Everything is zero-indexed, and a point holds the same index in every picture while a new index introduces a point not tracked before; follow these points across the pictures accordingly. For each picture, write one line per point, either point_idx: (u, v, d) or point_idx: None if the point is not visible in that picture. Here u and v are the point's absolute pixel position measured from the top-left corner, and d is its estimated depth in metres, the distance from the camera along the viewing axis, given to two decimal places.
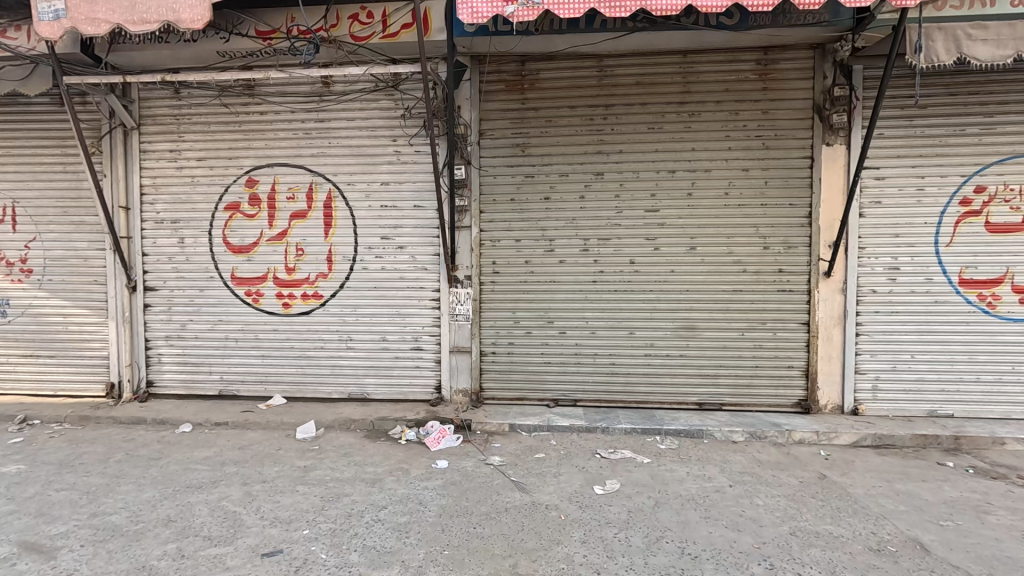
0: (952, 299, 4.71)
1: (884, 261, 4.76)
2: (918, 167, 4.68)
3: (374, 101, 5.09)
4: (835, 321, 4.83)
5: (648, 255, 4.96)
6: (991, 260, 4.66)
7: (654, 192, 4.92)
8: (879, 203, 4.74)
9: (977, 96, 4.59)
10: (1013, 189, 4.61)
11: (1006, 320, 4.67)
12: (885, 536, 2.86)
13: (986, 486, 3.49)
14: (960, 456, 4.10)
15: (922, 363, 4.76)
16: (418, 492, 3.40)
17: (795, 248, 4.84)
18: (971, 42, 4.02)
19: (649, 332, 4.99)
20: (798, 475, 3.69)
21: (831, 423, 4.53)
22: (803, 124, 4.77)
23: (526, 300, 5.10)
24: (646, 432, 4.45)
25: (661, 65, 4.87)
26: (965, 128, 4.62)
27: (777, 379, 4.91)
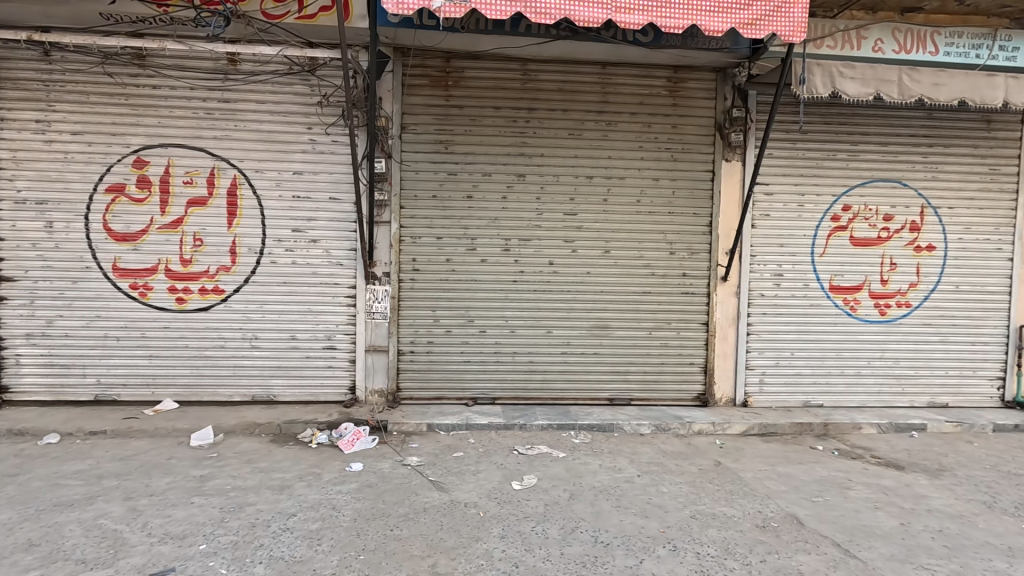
0: (824, 303, 5.36)
1: (771, 268, 5.31)
2: (799, 185, 5.28)
3: (287, 84, 4.79)
4: (730, 321, 5.31)
5: (566, 256, 5.13)
6: (854, 269, 5.38)
7: (573, 196, 5.10)
8: (768, 216, 5.28)
9: (846, 126, 5.27)
10: (872, 209, 5.35)
11: (864, 321, 5.40)
12: (769, 513, 3.20)
13: (848, 466, 4.02)
14: (828, 440, 4.68)
15: (799, 359, 5.37)
16: (331, 497, 3.25)
17: (698, 255, 5.25)
18: (843, 79, 4.61)
19: (566, 331, 5.17)
20: (697, 463, 4.01)
21: (725, 415, 4.98)
22: (705, 140, 5.20)
23: (446, 298, 5.06)
24: (561, 428, 4.61)
25: (582, 75, 5.06)
26: (836, 154, 5.28)
27: (680, 375, 5.29)
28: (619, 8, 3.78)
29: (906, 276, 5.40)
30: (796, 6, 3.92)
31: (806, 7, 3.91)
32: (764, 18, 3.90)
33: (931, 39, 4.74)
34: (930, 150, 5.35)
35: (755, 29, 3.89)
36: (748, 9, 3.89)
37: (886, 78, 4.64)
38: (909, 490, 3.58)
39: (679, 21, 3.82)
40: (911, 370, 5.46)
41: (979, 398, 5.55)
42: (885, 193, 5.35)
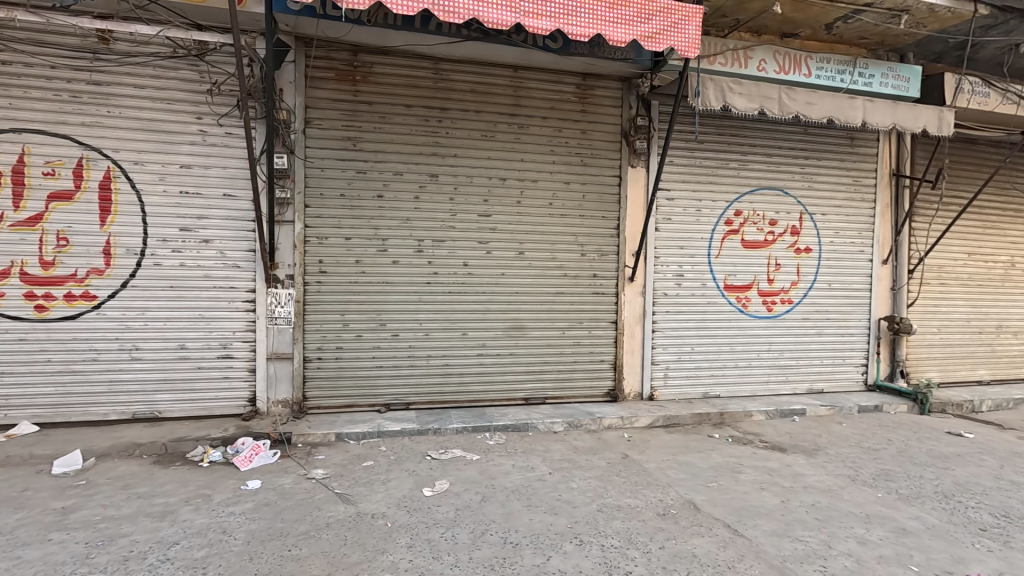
0: (719, 300, 5.79)
1: (672, 269, 5.65)
2: (697, 191, 5.66)
3: (172, 69, 4.36)
4: (637, 319, 5.57)
5: (480, 258, 5.12)
6: (744, 270, 5.85)
7: (487, 197, 5.10)
8: (669, 220, 5.61)
9: (736, 138, 5.73)
10: (759, 214, 5.85)
11: (754, 317, 5.90)
12: (669, 501, 3.38)
13: (739, 451, 4.36)
14: (723, 428, 5.06)
15: (699, 354, 5.75)
16: (222, 520, 2.99)
17: (607, 256, 5.46)
18: (732, 94, 4.92)
19: (481, 332, 5.15)
20: (606, 457, 4.16)
21: (633, 409, 5.22)
22: (613, 147, 5.42)
23: (356, 301, 4.85)
24: (476, 430, 4.59)
25: (494, 77, 5.07)
26: (728, 163, 5.72)
27: (592, 372, 5.47)
28: (527, 13, 3.83)
29: (788, 275, 5.97)
30: (690, 24, 4.19)
31: (700, 25, 4.19)
32: (663, 32, 4.13)
33: (805, 62, 5.31)
34: (805, 163, 5.96)
35: (654, 42, 4.11)
36: (648, 23, 4.10)
37: (769, 95, 5.00)
38: (789, 470, 3.94)
39: (585, 29, 3.94)
40: (793, 360, 6.04)
41: (848, 382, 6.26)
42: (770, 200, 5.87)
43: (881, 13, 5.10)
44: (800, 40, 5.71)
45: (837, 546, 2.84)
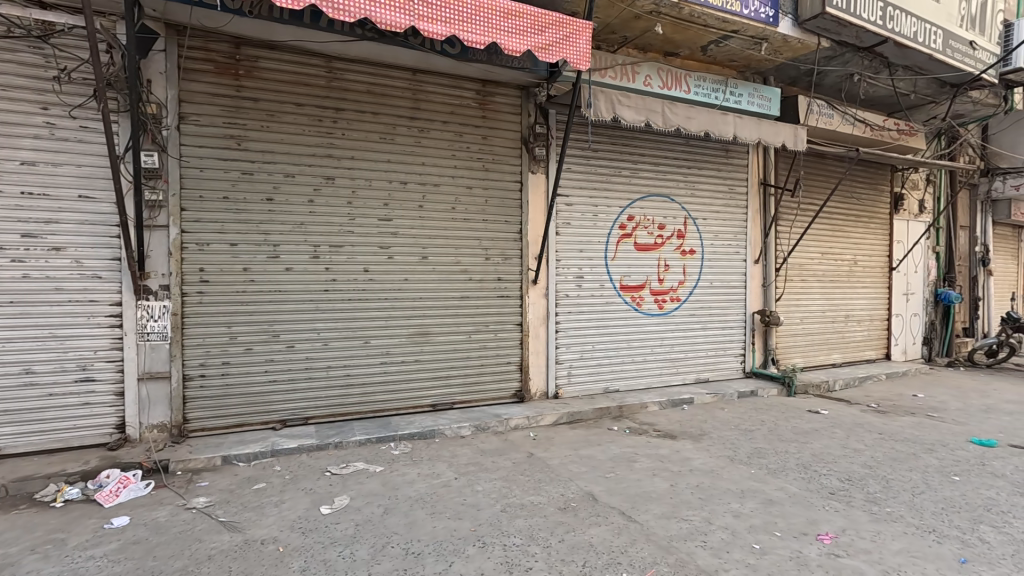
0: (617, 300, 6.13)
1: (573, 271, 5.89)
2: (593, 197, 5.96)
3: (8, 51, 3.78)
4: (540, 321, 5.73)
5: (382, 263, 4.98)
6: (638, 271, 6.25)
7: (387, 201, 4.98)
8: (569, 224, 5.84)
9: (627, 147, 6.12)
10: (650, 219, 6.29)
11: (647, 314, 6.32)
12: (570, 495, 3.51)
13: (635, 441, 4.64)
14: (622, 420, 5.36)
15: (599, 351, 6.04)
16: (78, 566, 2.63)
17: (510, 259, 5.56)
18: (621, 106, 5.26)
19: (384, 340, 5.01)
20: (512, 457, 4.24)
21: (539, 408, 5.36)
22: (513, 153, 5.55)
23: (245, 312, 4.51)
24: (380, 441, 4.45)
25: (391, 79, 4.97)
26: (620, 171, 6.09)
27: (499, 374, 5.53)
28: (422, 16, 3.80)
29: (676, 274, 6.47)
30: (581, 38, 4.40)
31: (590, 39, 4.42)
32: (556, 44, 4.31)
33: (684, 80, 5.80)
34: (688, 171, 6.51)
35: (548, 53, 4.27)
36: (541, 34, 4.25)
37: (653, 108, 5.40)
38: (678, 455, 4.27)
39: (480, 37, 4.00)
40: (683, 353, 6.55)
41: (730, 371, 6.91)
42: (658, 206, 6.33)
43: (746, 39, 5.71)
44: (680, 59, 6.23)
45: (715, 521, 3.12)
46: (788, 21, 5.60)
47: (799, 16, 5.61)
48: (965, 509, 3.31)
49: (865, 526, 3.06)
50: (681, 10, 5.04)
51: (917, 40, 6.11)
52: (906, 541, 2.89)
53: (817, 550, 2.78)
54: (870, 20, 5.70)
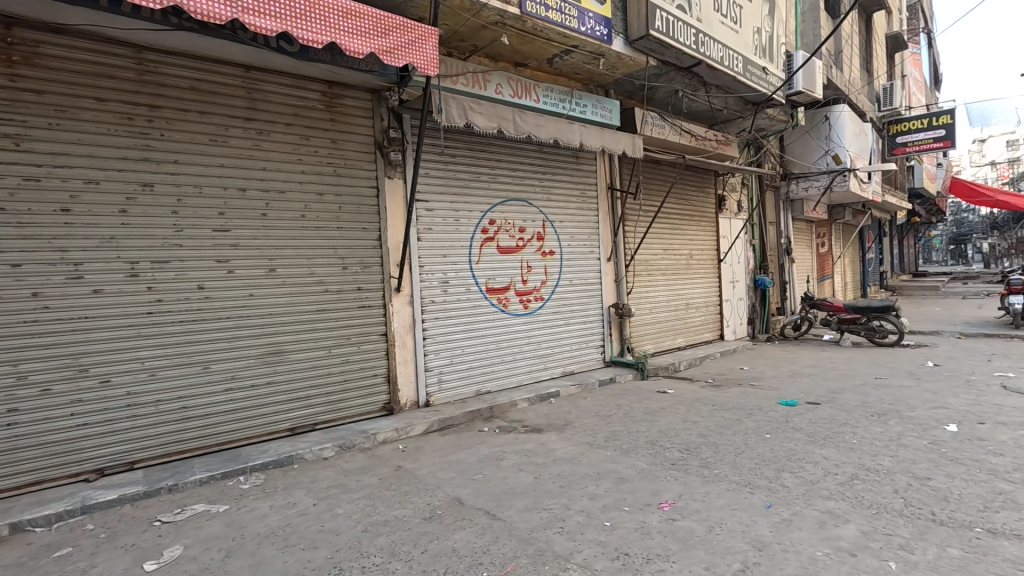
0: (483, 303, 6.23)
1: (438, 276, 5.85)
2: (453, 202, 5.99)
3: None
4: (407, 329, 5.60)
5: (220, 279, 4.48)
6: (502, 273, 6.42)
7: (223, 210, 4.50)
8: (430, 229, 5.80)
9: (483, 153, 6.26)
10: (510, 223, 6.50)
11: (513, 315, 6.52)
12: (436, 503, 3.46)
13: (505, 439, 4.75)
14: (493, 420, 5.46)
15: (469, 354, 6.09)
16: None
17: (370, 268, 5.35)
18: (472, 113, 5.36)
19: (228, 364, 4.51)
20: (379, 473, 4.07)
21: (409, 418, 5.23)
22: (367, 158, 5.36)
23: (39, 346, 3.75)
24: (227, 476, 4.00)
25: (221, 75, 4.51)
26: (479, 176, 6.21)
27: (365, 388, 5.29)
28: (247, 9, 3.49)
29: (538, 274, 6.76)
30: (427, 43, 4.39)
31: (437, 46, 4.44)
32: (401, 47, 4.24)
33: (534, 89, 6.09)
34: (543, 176, 6.86)
35: (393, 56, 4.19)
36: (385, 37, 4.16)
37: (504, 115, 5.58)
38: (543, 447, 4.45)
39: (317, 35, 3.79)
40: (549, 349, 6.88)
41: (592, 362, 7.41)
42: (517, 210, 6.57)
43: (586, 54, 6.17)
44: (530, 70, 6.53)
45: (573, 506, 3.30)
46: (620, 40, 6.17)
47: (629, 36, 6.20)
48: (773, 461, 3.90)
49: (697, 489, 3.45)
50: (524, 23, 5.26)
51: (723, 63, 7.12)
52: (728, 496, 3.32)
53: (657, 518, 3.07)
54: (686, 44, 6.51)
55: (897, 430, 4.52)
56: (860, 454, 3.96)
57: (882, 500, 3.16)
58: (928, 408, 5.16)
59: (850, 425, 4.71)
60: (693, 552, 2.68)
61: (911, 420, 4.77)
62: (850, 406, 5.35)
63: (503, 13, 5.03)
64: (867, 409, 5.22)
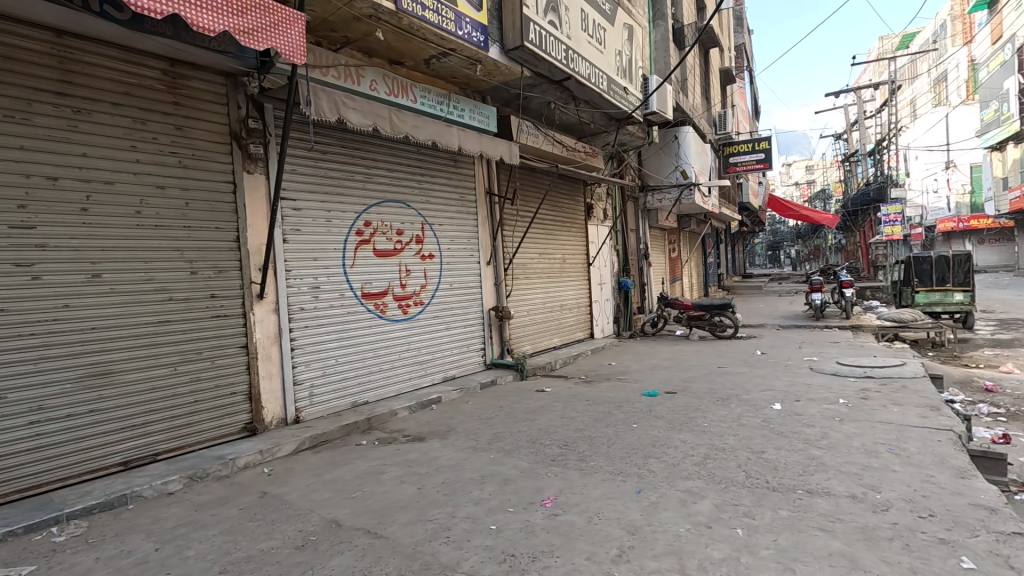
0: (359, 309, 5.91)
1: (308, 281, 5.41)
2: (324, 202, 5.59)
3: None
4: (271, 339, 5.07)
5: (23, 287, 3.65)
6: (379, 277, 6.15)
7: (26, 202, 3.67)
8: (298, 230, 5.34)
9: (356, 151, 5.94)
10: (387, 225, 6.25)
11: (392, 320, 6.28)
12: (309, 529, 3.16)
13: (384, 451, 4.53)
14: (371, 432, 5.18)
15: (343, 364, 5.72)
16: None
17: (225, 273, 4.75)
18: (345, 108, 5.06)
19: (34, 391, 3.68)
20: (239, 503, 3.62)
21: (275, 437, 4.74)
22: (221, 149, 4.78)
23: None
24: (32, 530, 3.24)
25: (22, 38, 3.67)
26: (352, 176, 5.88)
27: (221, 408, 4.68)
28: None
29: (417, 278, 6.60)
30: (292, 29, 4.04)
31: (303, 33, 4.11)
32: (261, 29, 3.84)
33: (411, 89, 5.93)
34: (421, 178, 6.73)
35: (252, 38, 3.77)
36: (241, 16, 3.73)
37: (379, 113, 5.36)
38: (426, 456, 4.34)
39: (155, 4, 3.24)
40: (429, 354, 6.75)
41: (473, 365, 7.43)
42: (395, 212, 6.35)
43: (462, 59, 6.19)
44: (406, 69, 6.37)
45: (458, 513, 3.24)
46: (497, 48, 6.28)
47: (505, 45, 6.35)
48: (640, 449, 4.24)
49: (576, 482, 3.62)
50: (400, 20, 5.09)
51: (590, 80, 7.62)
52: (604, 486, 3.53)
53: (540, 515, 3.15)
54: (558, 59, 6.85)
55: (737, 411, 5.21)
56: (710, 435, 4.48)
57: (728, 475, 3.60)
58: (759, 391, 6.03)
59: (701, 410, 5.32)
60: (575, 544, 2.79)
61: (747, 402, 5.53)
62: (700, 393, 6.05)
63: (378, 7, 4.81)
64: (713, 395, 5.94)
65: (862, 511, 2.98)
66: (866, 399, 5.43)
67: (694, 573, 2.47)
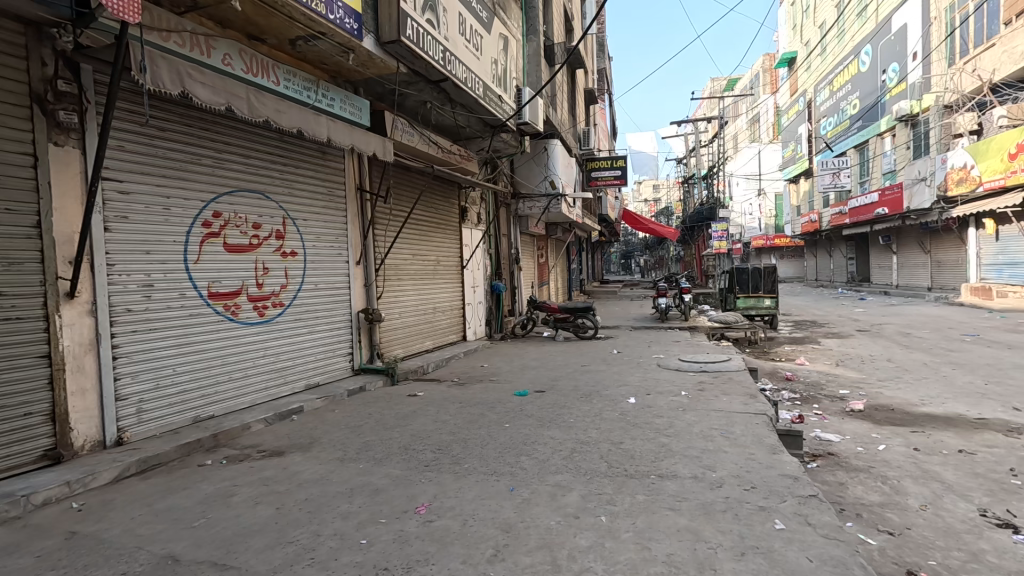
0: (204, 311, 5.20)
1: (137, 279, 4.61)
2: (161, 187, 4.83)
3: None
4: (85, 347, 4.21)
5: None
6: (229, 275, 5.48)
7: None
8: (125, 218, 4.53)
9: (204, 132, 5.23)
10: (241, 217, 5.61)
11: (245, 323, 5.63)
12: (138, 570, 2.68)
13: (235, 471, 4.03)
14: (218, 450, 4.57)
15: (183, 374, 4.98)
16: None
17: (20, 265, 3.84)
18: (192, 82, 4.41)
19: None
20: (36, 550, 2.93)
21: (90, 465, 3.94)
22: (17, 112, 3.87)
23: None
24: None
25: None
26: (199, 159, 5.18)
27: (10, 434, 3.75)
28: None
29: (276, 278, 6.02)
30: None
31: None
32: None
33: (273, 70, 5.42)
34: (283, 169, 6.17)
35: None
36: None
37: (234, 92, 4.77)
38: (286, 472, 3.95)
39: None
40: (290, 361, 6.19)
41: (340, 371, 6.99)
42: (251, 203, 5.72)
43: (333, 45, 5.81)
44: (266, 47, 5.79)
45: (323, 531, 3.00)
46: (371, 39, 6.01)
47: (380, 37, 6.10)
48: (512, 447, 4.35)
49: (451, 486, 3.58)
50: None
51: (467, 84, 7.67)
52: (478, 487, 3.54)
53: (415, 523, 3.05)
54: (435, 59, 6.77)
55: (599, 406, 5.62)
56: (575, 430, 4.75)
57: (593, 466, 3.86)
58: (617, 387, 6.58)
59: (567, 406, 5.64)
60: (450, 549, 2.75)
61: (607, 398, 5.99)
62: (566, 391, 6.41)
63: None
64: (578, 392, 6.34)
65: (702, 489, 3.40)
66: (702, 391, 6.22)
67: (564, 563, 2.59)
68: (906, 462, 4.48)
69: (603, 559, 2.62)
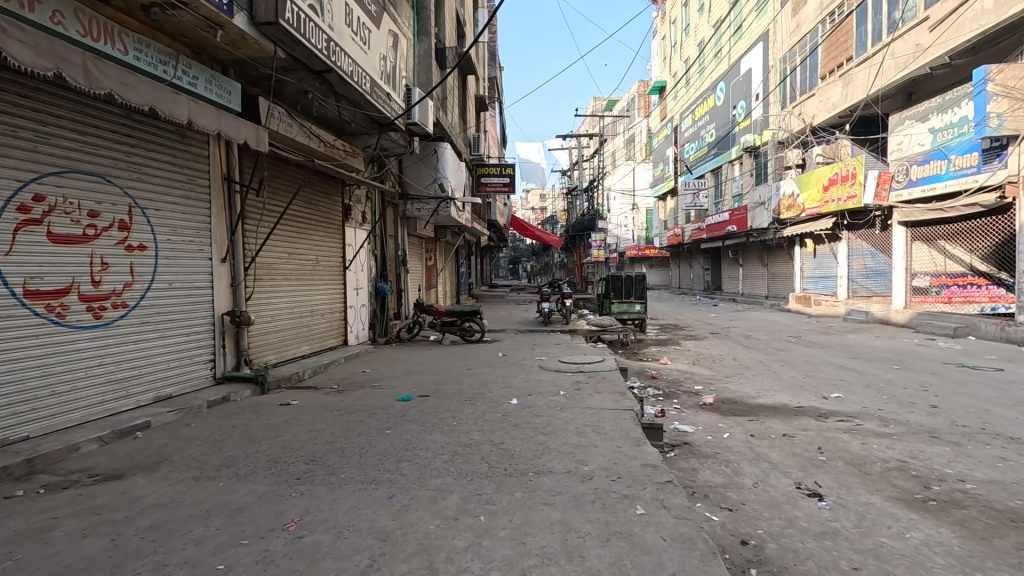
0: (16, 313, 4.35)
1: None
2: None
3: None
4: None
5: None
6: (55, 271, 4.66)
7: None
8: None
9: (24, 100, 4.42)
10: (72, 202, 4.80)
11: (74, 328, 4.80)
12: None
13: (54, 501, 3.41)
14: (31, 478, 3.83)
15: None
16: None
17: None
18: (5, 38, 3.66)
19: None
20: None
21: None
22: None
23: None
24: None
25: None
26: (16, 130, 4.36)
27: None
28: None
29: (118, 275, 5.23)
30: None
31: None
32: None
33: (119, 37, 4.75)
34: (132, 150, 5.40)
35: None
36: None
37: (67, 57, 4.06)
38: (124, 498, 3.44)
39: None
40: (135, 369, 5.42)
41: (198, 380, 6.27)
42: (86, 187, 4.93)
43: (197, 18, 5.24)
44: (111, 10, 5.04)
45: (171, 561, 2.67)
46: (244, 18, 5.52)
47: (255, 17, 5.62)
48: (392, 454, 4.25)
49: (324, 498, 3.39)
50: None
51: (353, 78, 7.37)
52: (355, 497, 3.40)
53: (282, 541, 2.84)
54: (318, 48, 6.41)
55: (481, 408, 5.71)
56: (457, 433, 4.78)
57: (473, 467, 3.91)
58: (500, 388, 6.74)
59: (450, 410, 5.65)
60: (322, 565, 2.60)
61: (489, 400, 6.10)
62: (450, 394, 6.41)
63: None
64: (462, 395, 6.37)
65: (575, 482, 3.62)
66: (578, 389, 6.62)
67: (442, 565, 2.60)
68: (743, 447, 5.18)
69: (479, 558, 2.67)
